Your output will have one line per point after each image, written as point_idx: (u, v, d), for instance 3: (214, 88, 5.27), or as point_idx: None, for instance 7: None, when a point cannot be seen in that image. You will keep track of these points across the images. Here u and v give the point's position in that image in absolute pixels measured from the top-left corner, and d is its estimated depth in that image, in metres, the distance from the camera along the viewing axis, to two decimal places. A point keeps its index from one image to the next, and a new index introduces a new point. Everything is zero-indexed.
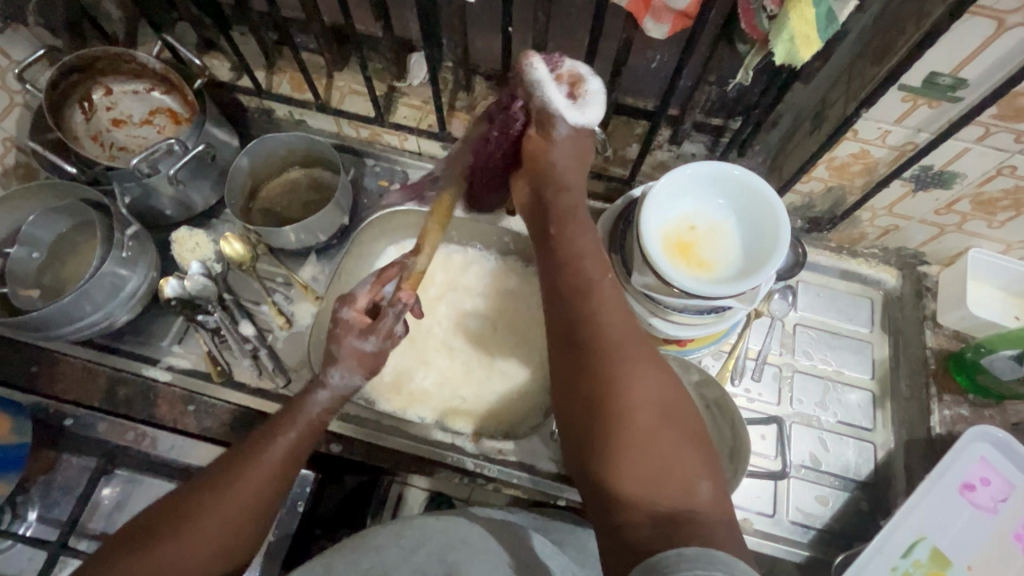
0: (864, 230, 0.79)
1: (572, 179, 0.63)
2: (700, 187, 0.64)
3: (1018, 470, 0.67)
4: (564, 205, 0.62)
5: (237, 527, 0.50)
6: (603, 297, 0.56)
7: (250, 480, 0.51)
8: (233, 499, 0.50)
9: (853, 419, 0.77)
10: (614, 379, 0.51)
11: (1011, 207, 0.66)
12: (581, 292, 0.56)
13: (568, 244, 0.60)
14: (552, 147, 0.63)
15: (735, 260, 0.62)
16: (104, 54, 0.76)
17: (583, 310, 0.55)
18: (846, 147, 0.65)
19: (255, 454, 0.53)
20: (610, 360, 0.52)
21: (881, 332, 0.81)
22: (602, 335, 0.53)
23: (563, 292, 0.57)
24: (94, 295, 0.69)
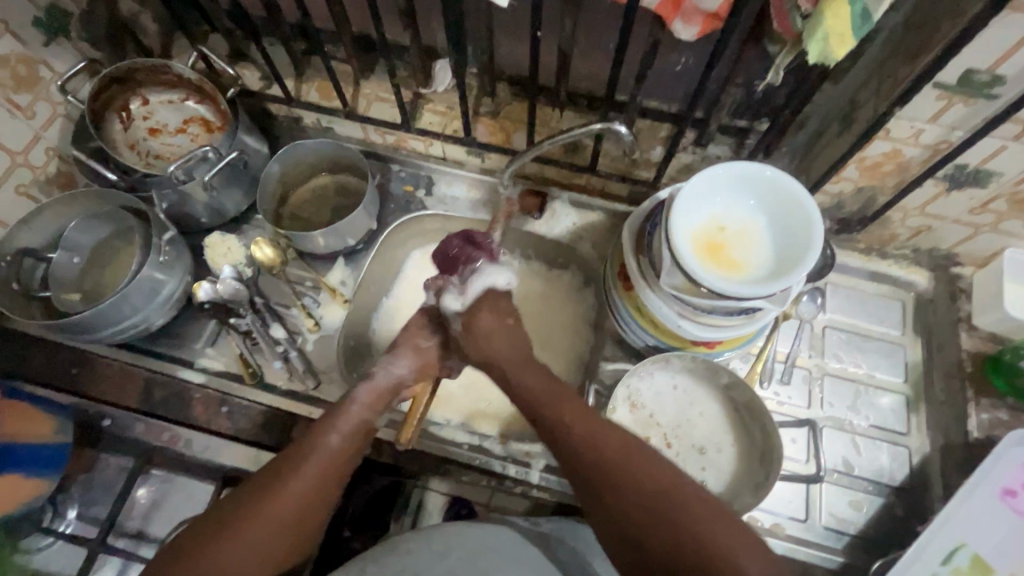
0: (895, 230, 0.78)
1: (510, 351, 0.66)
2: (731, 188, 0.64)
3: None
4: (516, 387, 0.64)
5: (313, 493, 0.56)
6: (648, 475, 0.53)
7: (319, 465, 0.57)
8: (302, 483, 0.56)
9: (886, 423, 0.75)
10: (687, 558, 0.49)
11: None
12: (617, 480, 0.54)
13: (584, 439, 0.57)
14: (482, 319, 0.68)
15: (766, 261, 0.62)
16: (143, 65, 0.78)
17: (628, 493, 0.53)
18: (879, 146, 0.65)
19: (305, 451, 0.58)
20: (670, 538, 0.50)
21: (914, 335, 0.80)
22: (656, 517, 0.51)
23: (605, 487, 0.54)
24: (133, 298, 0.71)
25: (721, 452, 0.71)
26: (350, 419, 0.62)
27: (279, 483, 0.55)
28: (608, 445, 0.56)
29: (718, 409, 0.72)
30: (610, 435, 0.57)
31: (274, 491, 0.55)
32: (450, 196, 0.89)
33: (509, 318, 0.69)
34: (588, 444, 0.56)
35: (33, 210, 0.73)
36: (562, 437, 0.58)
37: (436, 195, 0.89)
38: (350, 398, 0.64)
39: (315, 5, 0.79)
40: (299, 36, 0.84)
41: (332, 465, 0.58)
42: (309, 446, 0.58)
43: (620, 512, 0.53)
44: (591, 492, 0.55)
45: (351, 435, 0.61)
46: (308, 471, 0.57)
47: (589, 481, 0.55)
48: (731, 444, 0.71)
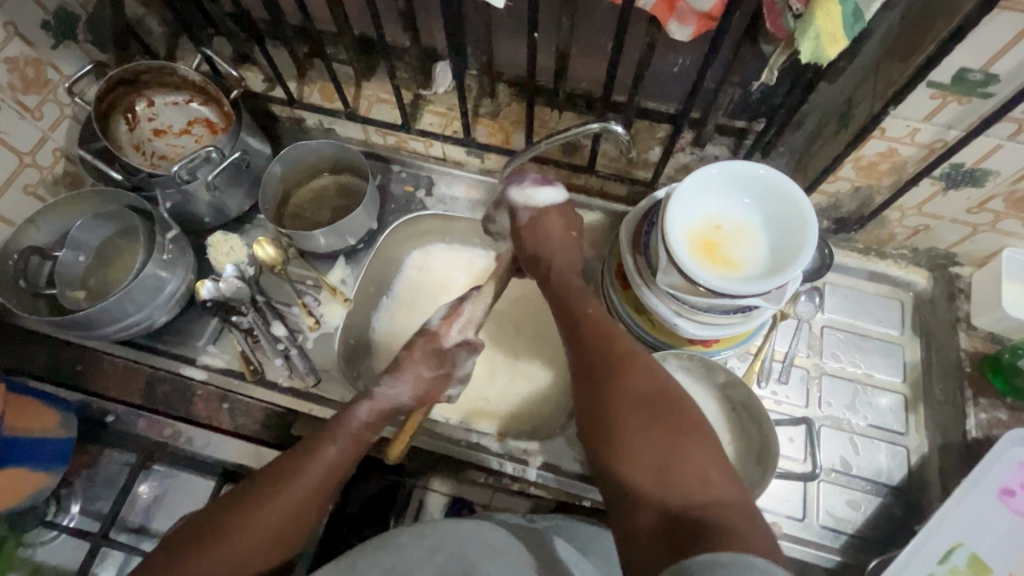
0: (893, 230, 0.78)
1: (562, 256, 0.70)
2: (726, 188, 0.64)
3: None
4: (560, 275, 0.68)
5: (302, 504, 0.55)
6: (646, 373, 0.54)
7: (314, 477, 0.57)
8: (292, 493, 0.55)
9: (884, 422, 0.75)
10: (659, 453, 0.48)
11: None
12: (618, 367, 0.55)
13: (599, 332, 0.59)
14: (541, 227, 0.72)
15: (762, 259, 0.62)
16: (148, 67, 0.79)
17: (623, 383, 0.53)
18: (875, 145, 0.65)
19: (300, 463, 0.57)
20: (652, 426, 0.50)
21: (912, 335, 0.80)
22: (646, 406, 0.51)
23: (603, 371, 0.55)
24: (137, 295, 0.72)
25: None
26: (349, 432, 0.61)
27: (269, 493, 0.55)
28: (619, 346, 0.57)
29: (716, 408, 0.72)
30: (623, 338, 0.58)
31: (264, 498, 0.55)
32: (450, 196, 0.90)
33: (572, 230, 0.73)
34: (603, 336, 0.58)
35: (41, 208, 0.74)
36: (583, 325, 0.61)
37: (436, 196, 0.90)
38: (351, 409, 0.62)
39: (318, 9, 0.81)
40: (302, 39, 0.85)
41: (326, 479, 0.57)
42: (305, 458, 0.57)
43: (613, 393, 0.53)
44: (590, 370, 0.56)
45: (347, 449, 0.60)
46: (300, 482, 0.56)
47: (592, 368, 0.56)
48: (729, 443, 0.71)
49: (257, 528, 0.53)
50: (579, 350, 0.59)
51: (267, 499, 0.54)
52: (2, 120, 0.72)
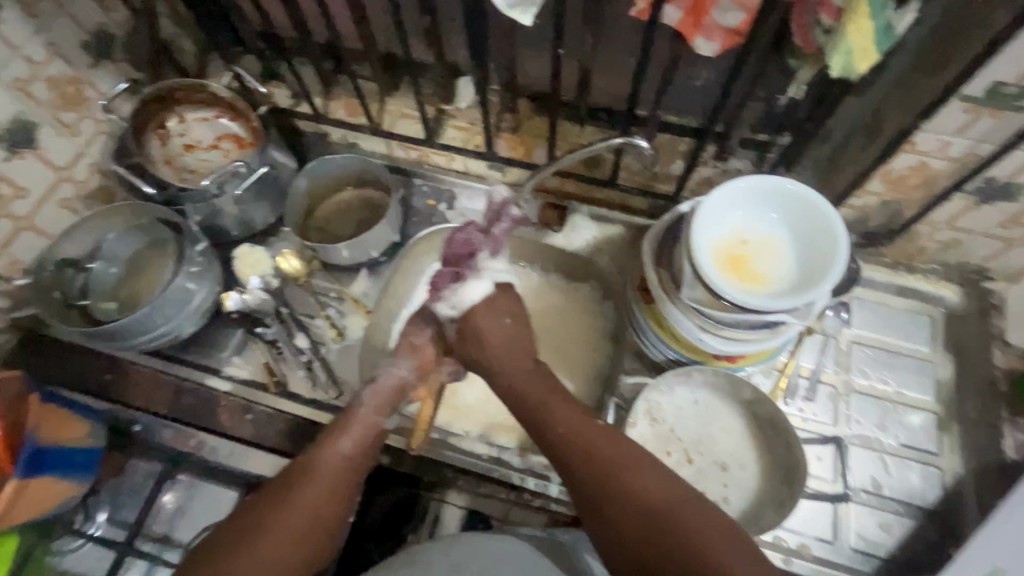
0: (922, 244, 0.76)
1: (512, 362, 0.62)
2: (752, 202, 0.64)
3: None
4: (512, 381, 0.62)
5: (332, 488, 0.57)
6: (644, 474, 0.52)
7: (325, 484, 0.56)
8: (321, 481, 0.56)
9: (916, 442, 0.73)
10: (688, 571, 0.47)
11: None
12: (615, 484, 0.52)
13: (584, 444, 0.55)
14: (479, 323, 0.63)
15: (788, 275, 0.61)
16: (180, 85, 0.82)
17: (627, 506, 0.51)
18: (904, 159, 0.64)
19: (321, 452, 0.59)
20: (670, 545, 0.48)
21: (944, 352, 0.78)
22: (661, 527, 0.49)
23: (603, 494, 0.52)
24: (165, 307, 0.73)
25: (744, 469, 0.69)
26: (361, 422, 0.62)
27: (300, 482, 0.56)
28: (607, 451, 0.54)
29: (740, 424, 0.71)
30: (609, 442, 0.55)
31: (295, 489, 0.55)
32: (471, 210, 0.90)
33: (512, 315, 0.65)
34: (591, 446, 0.55)
35: (76, 222, 0.76)
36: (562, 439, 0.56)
37: (458, 209, 0.90)
38: (355, 404, 0.64)
39: (345, 27, 0.83)
40: (328, 56, 0.87)
41: (347, 467, 0.59)
42: (324, 449, 0.59)
43: (623, 519, 0.51)
44: (589, 494, 0.53)
45: (362, 439, 0.61)
46: (325, 470, 0.57)
47: (590, 495, 0.53)
48: (755, 461, 0.70)
49: (296, 512, 0.54)
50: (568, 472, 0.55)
51: (300, 487, 0.56)
52: (41, 136, 0.74)
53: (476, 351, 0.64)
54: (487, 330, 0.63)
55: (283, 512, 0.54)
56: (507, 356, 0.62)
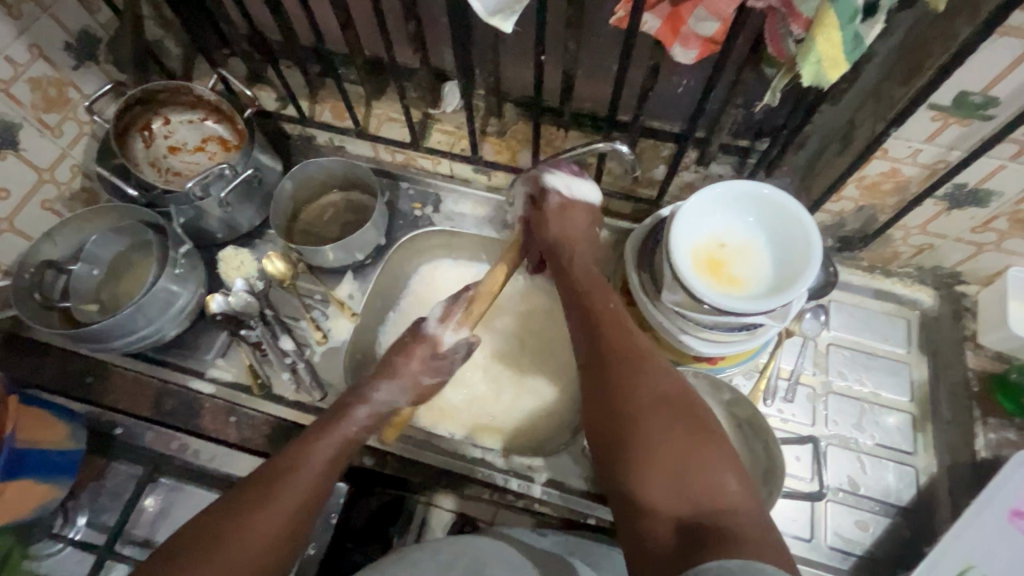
0: (897, 249, 0.78)
1: (584, 255, 0.70)
2: (730, 206, 0.65)
3: None
4: (582, 267, 0.69)
5: (302, 501, 0.56)
6: (664, 370, 0.56)
7: (286, 508, 0.55)
8: (291, 492, 0.55)
9: (892, 442, 0.75)
10: (669, 460, 0.49)
11: None
12: (639, 363, 0.56)
13: (615, 332, 0.60)
14: (550, 214, 0.72)
15: (766, 277, 0.62)
16: (165, 87, 0.82)
17: (636, 389, 0.54)
18: (878, 166, 0.66)
19: (295, 460, 0.58)
20: (662, 434, 0.51)
21: (919, 353, 0.79)
22: (658, 414, 0.52)
23: (622, 366, 0.56)
24: (147, 309, 0.73)
25: None
26: (341, 432, 0.61)
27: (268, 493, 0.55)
28: (639, 340, 0.59)
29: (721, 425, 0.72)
30: (637, 338, 0.59)
31: (264, 499, 0.54)
32: (458, 213, 0.90)
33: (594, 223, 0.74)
34: (627, 332, 0.60)
35: (58, 223, 0.76)
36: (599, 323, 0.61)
37: (444, 212, 0.91)
38: (341, 415, 0.62)
39: (331, 31, 0.83)
40: (314, 60, 0.88)
41: (320, 478, 0.58)
42: (298, 459, 0.58)
43: (637, 388, 0.54)
44: (604, 371, 0.57)
45: (340, 447, 0.60)
46: (298, 479, 0.56)
47: (611, 364, 0.57)
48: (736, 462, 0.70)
49: (261, 525, 0.53)
50: (595, 349, 0.60)
51: (268, 498, 0.54)
52: (23, 138, 0.74)
53: (551, 232, 0.72)
54: (568, 223, 0.72)
55: (248, 526, 0.52)
56: (586, 241, 0.71)
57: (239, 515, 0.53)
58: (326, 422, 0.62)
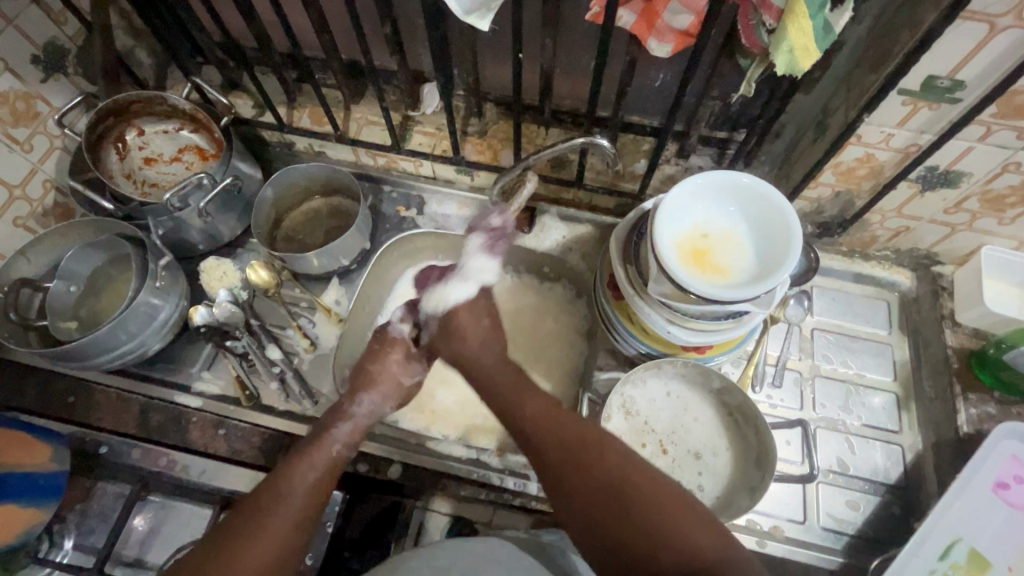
0: (874, 233, 0.80)
1: (488, 355, 0.65)
2: (711, 197, 0.66)
3: None
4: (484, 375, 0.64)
5: (292, 530, 0.55)
6: (605, 450, 0.54)
7: (270, 539, 0.54)
8: (281, 520, 0.55)
9: (878, 421, 0.77)
10: (645, 541, 0.48)
11: (1020, 203, 0.67)
12: (578, 459, 0.54)
13: (548, 425, 0.58)
14: (460, 319, 0.67)
15: (750, 266, 0.63)
16: (138, 98, 0.80)
17: (590, 481, 0.53)
18: (852, 151, 0.67)
19: (282, 485, 0.57)
20: (634, 520, 0.50)
21: (900, 335, 0.81)
22: (616, 506, 0.51)
23: (566, 468, 0.54)
24: (129, 324, 0.71)
25: (717, 456, 0.71)
26: (327, 452, 0.61)
27: (258, 524, 0.55)
28: (571, 427, 0.57)
29: (711, 413, 0.73)
30: (571, 424, 0.57)
31: (255, 528, 0.54)
32: (442, 215, 0.91)
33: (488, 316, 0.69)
34: (557, 424, 0.57)
35: (31, 241, 0.75)
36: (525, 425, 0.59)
37: (427, 214, 0.91)
38: (327, 433, 0.63)
39: (306, 36, 0.83)
40: (290, 66, 0.87)
41: (308, 502, 0.57)
42: (285, 484, 0.57)
43: (586, 488, 0.53)
44: (555, 483, 0.55)
45: (327, 469, 0.60)
46: (286, 506, 0.56)
47: (556, 474, 0.55)
48: (727, 448, 0.72)
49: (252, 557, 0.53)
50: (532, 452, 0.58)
51: (258, 529, 0.54)
52: None
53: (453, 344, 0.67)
54: (465, 326, 0.67)
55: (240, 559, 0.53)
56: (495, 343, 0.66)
57: (231, 547, 0.53)
58: (311, 443, 0.62)
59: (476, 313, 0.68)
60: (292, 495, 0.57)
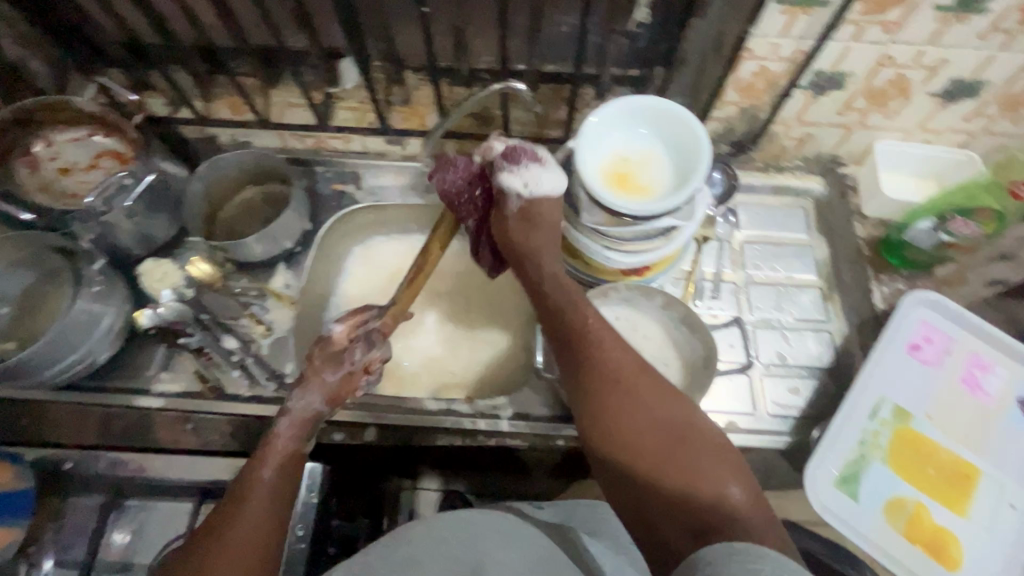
0: (783, 144, 0.86)
1: (540, 238, 0.65)
2: (624, 124, 0.70)
3: (953, 323, 0.81)
4: (552, 277, 0.64)
5: (262, 527, 0.53)
6: (657, 392, 0.55)
7: (241, 541, 0.52)
8: (247, 519, 0.53)
9: (809, 314, 0.83)
10: (673, 475, 0.50)
11: (899, 94, 0.75)
12: (623, 389, 0.55)
13: (600, 347, 0.58)
14: (512, 225, 0.65)
15: (667, 182, 0.68)
16: (41, 105, 0.77)
17: (637, 413, 0.54)
18: (749, 66, 0.73)
19: (241, 490, 0.56)
20: (675, 456, 0.51)
21: (819, 236, 0.88)
22: (661, 442, 0.52)
23: (613, 393, 0.56)
24: (70, 335, 0.70)
25: (669, 366, 0.76)
26: (279, 449, 0.60)
27: (224, 529, 0.53)
28: (626, 358, 0.58)
29: (659, 329, 0.78)
30: (625, 354, 0.58)
31: (223, 536, 0.52)
32: (379, 187, 0.91)
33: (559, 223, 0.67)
34: (611, 355, 0.58)
35: None
36: (584, 342, 0.59)
37: (365, 188, 0.91)
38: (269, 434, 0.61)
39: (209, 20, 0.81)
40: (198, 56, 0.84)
41: (271, 498, 0.56)
42: (244, 489, 0.56)
43: (626, 418, 0.54)
44: (592, 400, 0.56)
45: (285, 464, 0.59)
46: (251, 504, 0.54)
47: (597, 395, 0.56)
48: (676, 357, 0.77)
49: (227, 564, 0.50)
50: (579, 372, 0.58)
51: (225, 534, 0.52)
52: None
53: (507, 237, 0.66)
54: (541, 228, 0.65)
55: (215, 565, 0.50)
56: (550, 247, 0.65)
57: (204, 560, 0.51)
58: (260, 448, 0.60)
59: (552, 222, 0.66)
60: (254, 493, 0.55)
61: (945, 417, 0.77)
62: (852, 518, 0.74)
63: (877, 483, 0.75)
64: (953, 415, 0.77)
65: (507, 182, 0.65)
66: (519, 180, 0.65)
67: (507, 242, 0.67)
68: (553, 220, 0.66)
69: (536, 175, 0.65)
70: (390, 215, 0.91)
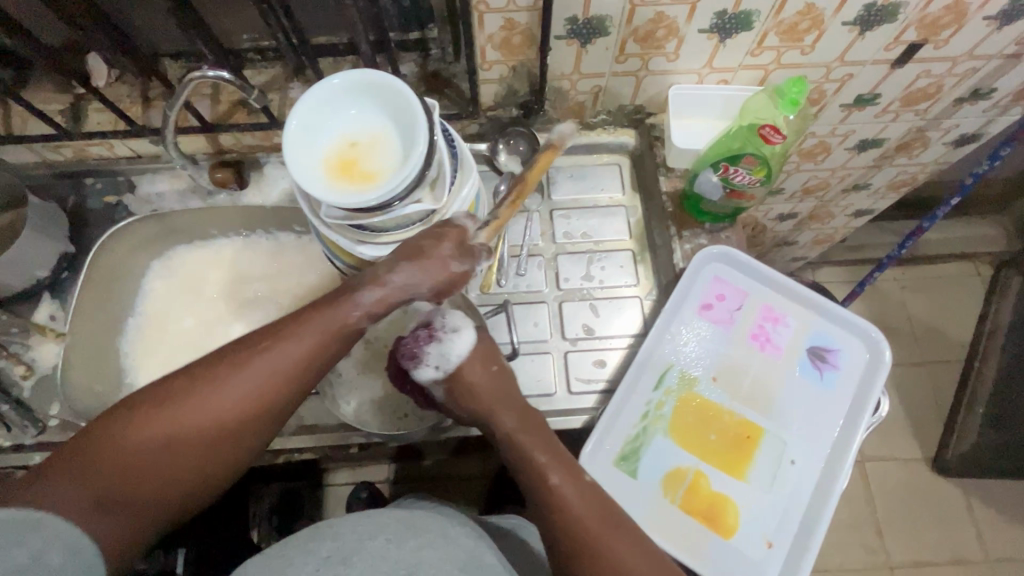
0: (576, 97, 1.04)
1: (490, 388, 0.79)
2: (339, 110, 0.78)
3: (739, 280, 1.05)
4: (513, 439, 0.77)
5: (223, 420, 0.65)
6: (624, 547, 0.70)
7: (187, 409, 0.64)
8: (216, 394, 0.65)
9: (615, 281, 1.06)
10: None
11: (664, 36, 0.89)
12: (594, 548, 0.69)
13: (572, 497, 0.73)
14: (472, 386, 0.78)
15: (387, 161, 0.75)
16: None
17: (599, 556, 0.69)
18: (493, 18, 0.84)
19: (214, 388, 0.66)
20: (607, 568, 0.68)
21: (632, 193, 1.11)
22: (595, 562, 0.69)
23: (591, 543, 0.70)
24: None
25: None
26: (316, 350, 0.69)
27: (186, 394, 0.65)
28: (594, 518, 0.71)
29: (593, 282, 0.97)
30: (593, 505, 0.73)
31: (170, 401, 0.64)
32: None
33: (492, 364, 0.81)
34: (574, 500, 0.73)
35: None
36: (558, 506, 0.72)
37: None
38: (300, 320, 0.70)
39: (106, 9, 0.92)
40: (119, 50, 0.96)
41: (273, 375, 0.67)
42: (249, 340, 0.69)
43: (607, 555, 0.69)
44: (572, 552, 0.70)
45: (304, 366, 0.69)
46: (216, 391, 0.65)
47: (584, 538, 0.70)
48: None
49: (188, 419, 0.64)
50: (552, 527, 0.72)
51: (191, 393, 0.65)
52: None
53: (474, 403, 0.79)
54: (507, 415, 0.78)
55: (182, 409, 0.64)
56: (527, 416, 0.79)
57: (168, 402, 0.64)
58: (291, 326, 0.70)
59: (493, 378, 0.80)
60: (258, 361, 0.67)
61: (727, 376, 1.01)
62: (637, 493, 0.95)
63: (658, 463, 0.96)
64: (732, 376, 1.01)
65: (423, 372, 0.79)
66: (433, 366, 0.79)
67: (479, 395, 0.79)
68: (496, 367, 0.81)
69: (454, 342, 0.78)
70: (316, 118, 0.77)
